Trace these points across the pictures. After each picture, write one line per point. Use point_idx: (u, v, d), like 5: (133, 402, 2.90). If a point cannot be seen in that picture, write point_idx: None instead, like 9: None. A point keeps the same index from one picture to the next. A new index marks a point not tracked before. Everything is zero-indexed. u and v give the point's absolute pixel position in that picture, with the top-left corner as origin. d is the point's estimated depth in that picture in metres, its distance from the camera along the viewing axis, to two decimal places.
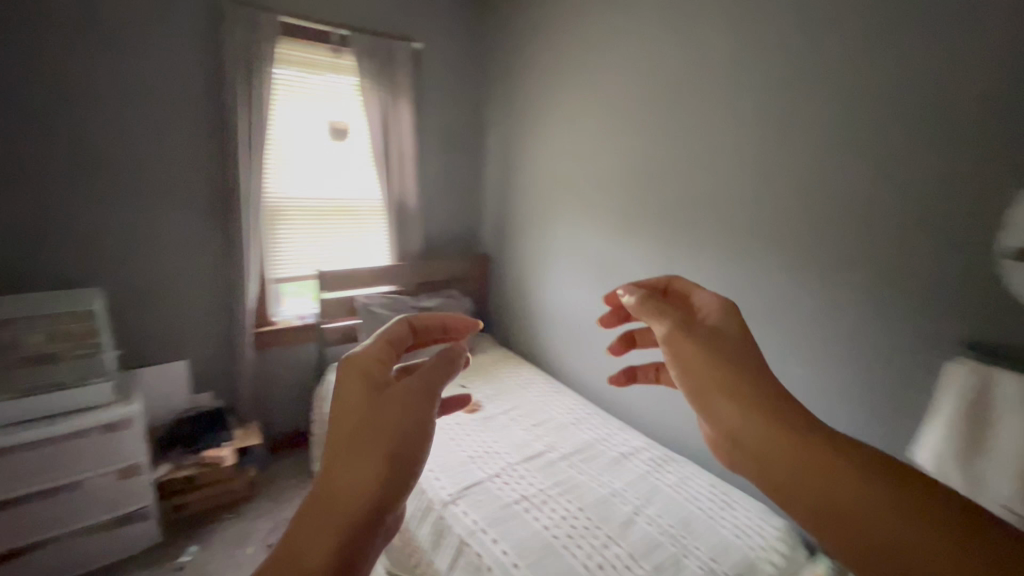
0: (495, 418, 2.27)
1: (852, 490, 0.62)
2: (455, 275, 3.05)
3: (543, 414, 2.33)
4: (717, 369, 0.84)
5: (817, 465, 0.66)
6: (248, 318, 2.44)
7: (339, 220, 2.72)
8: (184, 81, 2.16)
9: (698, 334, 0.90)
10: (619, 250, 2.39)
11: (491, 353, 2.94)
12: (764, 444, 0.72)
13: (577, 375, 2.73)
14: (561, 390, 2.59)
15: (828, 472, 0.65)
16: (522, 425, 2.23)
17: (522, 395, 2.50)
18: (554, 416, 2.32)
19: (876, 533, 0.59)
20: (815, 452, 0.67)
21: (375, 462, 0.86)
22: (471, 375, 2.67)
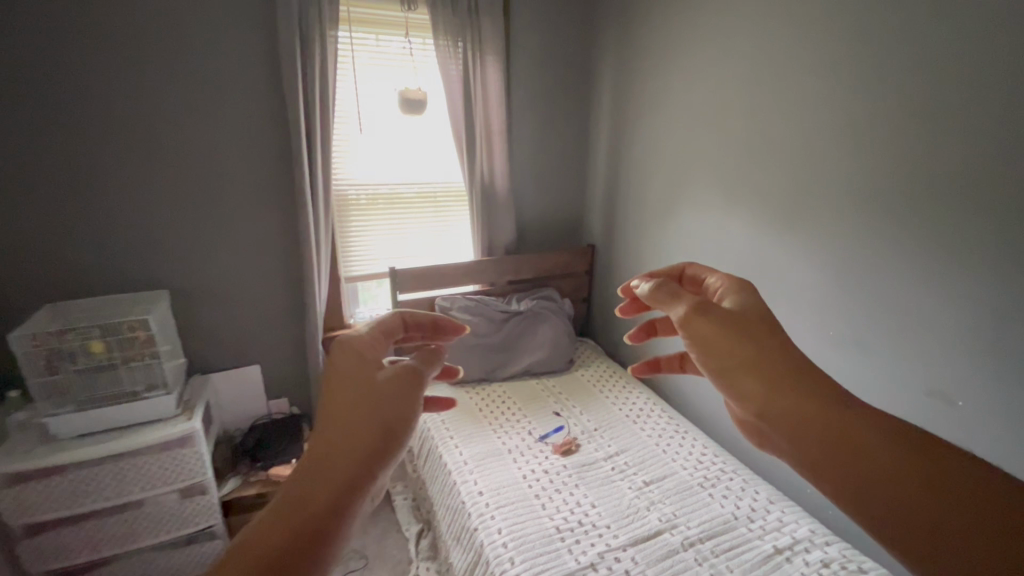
0: (597, 469, 1.75)
1: (863, 437, 0.58)
2: (553, 271, 2.53)
3: (661, 467, 1.75)
4: (740, 346, 0.72)
5: (837, 425, 0.60)
6: (319, 321, 2.18)
7: (419, 210, 2.35)
8: (240, 56, 1.90)
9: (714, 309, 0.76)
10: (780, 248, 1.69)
11: (595, 369, 2.40)
12: (791, 415, 0.63)
13: (711, 409, 2.10)
14: (687, 429, 1.97)
15: (841, 426, 0.60)
16: (626, 480, 1.70)
17: (633, 433, 1.94)
18: (676, 471, 1.73)
19: (941, 525, 0.51)
20: (831, 407, 0.62)
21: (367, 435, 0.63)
22: (569, 399, 2.17)
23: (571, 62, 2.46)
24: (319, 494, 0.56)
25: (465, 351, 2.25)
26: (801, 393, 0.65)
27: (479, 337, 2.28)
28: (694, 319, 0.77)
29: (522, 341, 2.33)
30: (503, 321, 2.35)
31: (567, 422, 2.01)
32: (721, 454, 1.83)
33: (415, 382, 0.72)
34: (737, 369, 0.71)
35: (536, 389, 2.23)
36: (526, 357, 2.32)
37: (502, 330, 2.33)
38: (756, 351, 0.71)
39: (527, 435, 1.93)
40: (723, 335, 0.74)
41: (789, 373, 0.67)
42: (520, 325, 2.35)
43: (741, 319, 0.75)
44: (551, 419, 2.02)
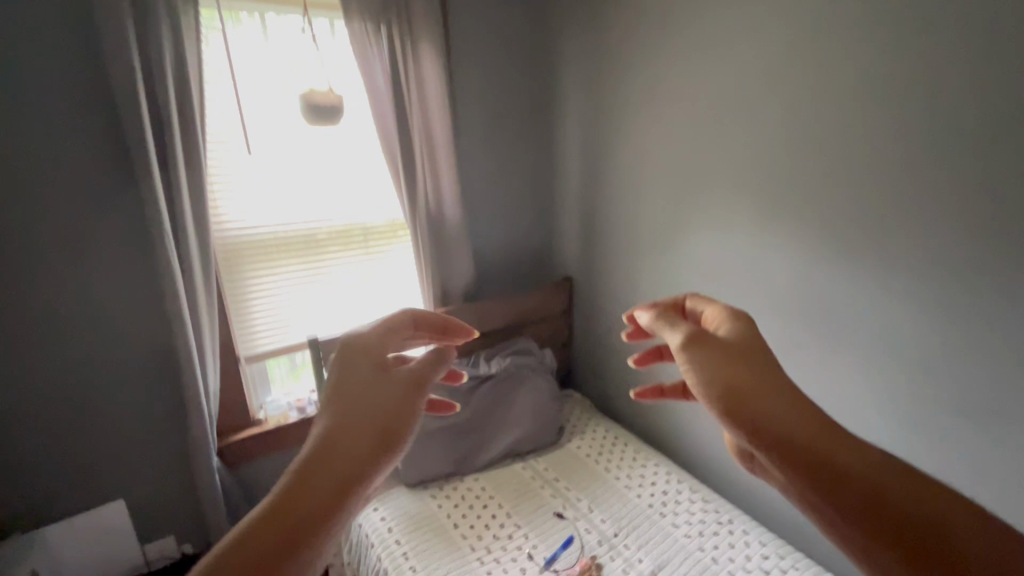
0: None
1: (866, 461, 0.52)
2: (527, 314, 2.01)
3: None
4: (743, 374, 0.62)
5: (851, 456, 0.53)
6: (211, 427, 1.51)
7: (343, 253, 1.74)
8: (35, 46, 1.23)
9: (710, 339, 0.67)
10: (846, 276, 1.26)
11: (593, 435, 1.89)
12: (810, 449, 0.54)
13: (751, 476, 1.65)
14: (730, 518, 1.51)
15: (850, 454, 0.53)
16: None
17: (665, 536, 1.45)
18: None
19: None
20: (833, 431, 0.55)
21: (361, 448, 0.60)
22: (570, 488, 1.65)
23: (527, 54, 1.96)
24: (313, 493, 0.55)
25: (423, 440, 1.67)
26: (796, 414, 0.57)
27: (439, 418, 1.71)
28: (692, 347, 0.67)
29: (495, 415, 1.79)
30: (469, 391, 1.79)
31: (576, 532, 1.48)
32: (784, 554, 1.38)
33: (417, 392, 0.68)
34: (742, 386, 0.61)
35: (524, 479, 1.69)
36: (503, 435, 1.77)
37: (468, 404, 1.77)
38: (758, 378, 0.61)
39: (528, 561, 1.39)
40: (720, 361, 0.64)
41: (788, 394, 0.59)
42: (492, 394, 1.81)
43: (740, 344, 0.66)
44: (553, 531, 1.49)
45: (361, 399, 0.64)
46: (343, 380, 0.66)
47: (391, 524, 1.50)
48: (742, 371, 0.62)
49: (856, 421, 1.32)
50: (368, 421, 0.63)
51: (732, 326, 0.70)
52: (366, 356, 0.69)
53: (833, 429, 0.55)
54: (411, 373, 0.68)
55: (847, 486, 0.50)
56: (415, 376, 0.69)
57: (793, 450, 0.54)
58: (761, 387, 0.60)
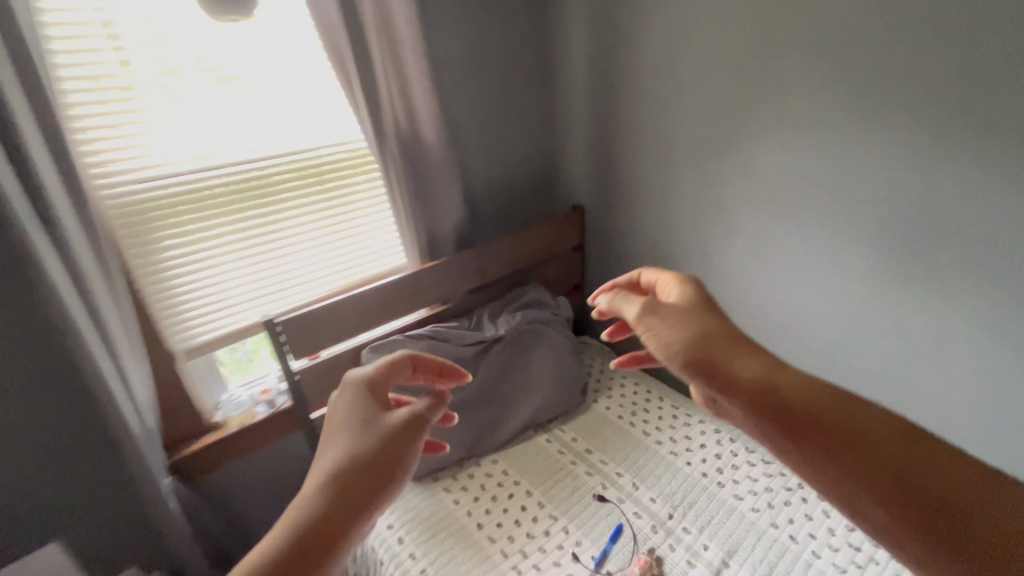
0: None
1: (821, 398, 0.55)
2: (535, 258, 1.65)
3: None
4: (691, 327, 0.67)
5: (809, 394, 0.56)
6: (153, 447, 1.16)
7: (295, 200, 1.31)
8: None
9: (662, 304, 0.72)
10: (996, 188, 0.95)
11: (622, 391, 1.62)
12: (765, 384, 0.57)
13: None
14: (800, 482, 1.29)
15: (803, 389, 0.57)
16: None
17: (730, 513, 1.23)
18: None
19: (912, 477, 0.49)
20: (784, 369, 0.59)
21: (359, 491, 0.60)
22: (607, 461, 1.39)
23: None
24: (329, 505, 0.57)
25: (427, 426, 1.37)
26: (745, 356, 0.61)
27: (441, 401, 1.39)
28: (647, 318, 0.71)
29: (508, 386, 1.49)
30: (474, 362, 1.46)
31: (624, 519, 1.24)
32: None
33: (416, 432, 0.68)
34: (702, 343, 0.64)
35: (551, 455, 1.43)
36: (519, 407, 1.48)
37: (474, 378, 1.45)
38: (714, 331, 0.65)
39: (572, 563, 1.15)
40: (680, 319, 0.68)
41: (744, 342, 0.63)
42: (502, 362, 1.49)
43: (691, 302, 0.72)
44: (598, 521, 1.24)
45: (362, 443, 0.64)
46: (339, 422, 0.68)
47: (401, 533, 1.23)
48: (699, 324, 0.67)
49: (978, 364, 1.07)
50: (374, 453, 0.64)
51: (687, 288, 0.74)
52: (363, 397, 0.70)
53: (772, 361, 0.60)
54: (411, 414, 0.69)
55: (799, 419, 0.54)
56: (417, 416, 0.70)
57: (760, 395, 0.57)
58: (719, 336, 0.65)
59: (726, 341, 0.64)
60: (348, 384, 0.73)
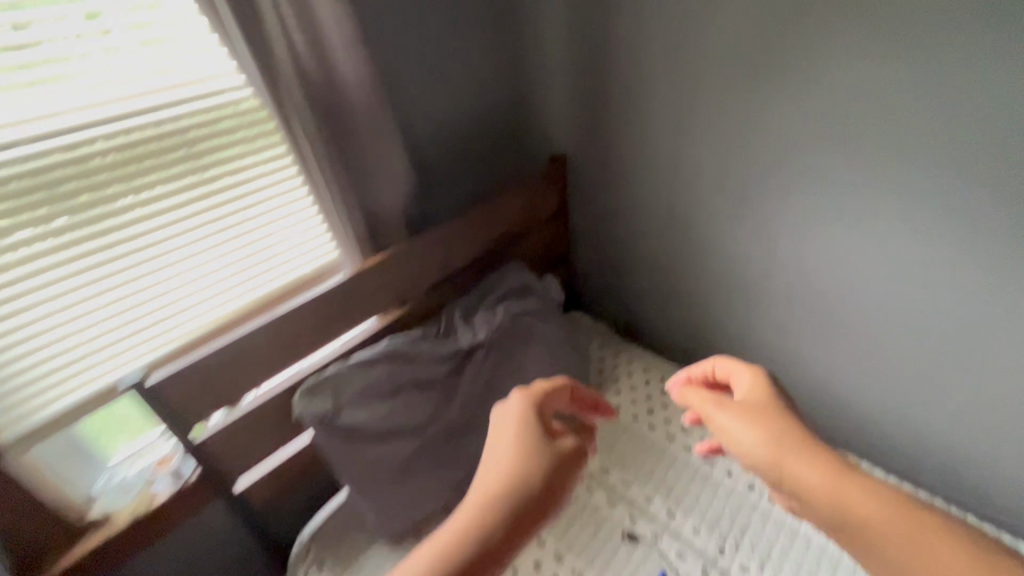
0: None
1: (880, 508, 0.50)
2: (511, 231, 1.28)
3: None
4: (755, 427, 0.61)
5: (866, 511, 0.51)
6: None
7: (158, 198, 0.86)
8: None
9: (726, 402, 0.66)
10: None
11: (630, 383, 1.34)
12: (828, 489, 0.54)
13: (858, 408, 1.19)
14: None
15: (859, 503, 0.52)
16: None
17: (790, 540, 0.99)
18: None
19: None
20: (848, 476, 0.54)
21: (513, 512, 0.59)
22: (629, 484, 1.12)
23: None
24: (475, 531, 0.57)
25: (397, 482, 1.03)
26: (808, 462, 0.56)
27: (414, 441, 1.04)
28: (714, 413, 0.66)
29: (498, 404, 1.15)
30: (450, 382, 1.10)
31: (666, 566, 0.98)
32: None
33: (574, 469, 0.65)
34: (757, 447, 0.60)
35: None
36: None
37: (453, 403, 1.10)
38: (775, 427, 0.60)
39: None
40: (744, 418, 0.63)
41: (813, 443, 0.58)
42: (485, 375, 1.15)
43: (756, 394, 0.66)
44: (633, 573, 0.98)
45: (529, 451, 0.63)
46: (498, 432, 0.68)
47: None
48: (762, 421, 0.62)
49: None
50: (522, 480, 0.61)
51: (759, 385, 0.67)
52: (519, 417, 0.68)
53: (839, 468, 0.55)
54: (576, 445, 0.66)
55: (856, 526, 0.51)
56: (577, 450, 0.66)
57: (825, 500, 0.53)
58: (786, 435, 0.59)
59: (791, 441, 0.58)
60: (505, 402, 0.71)
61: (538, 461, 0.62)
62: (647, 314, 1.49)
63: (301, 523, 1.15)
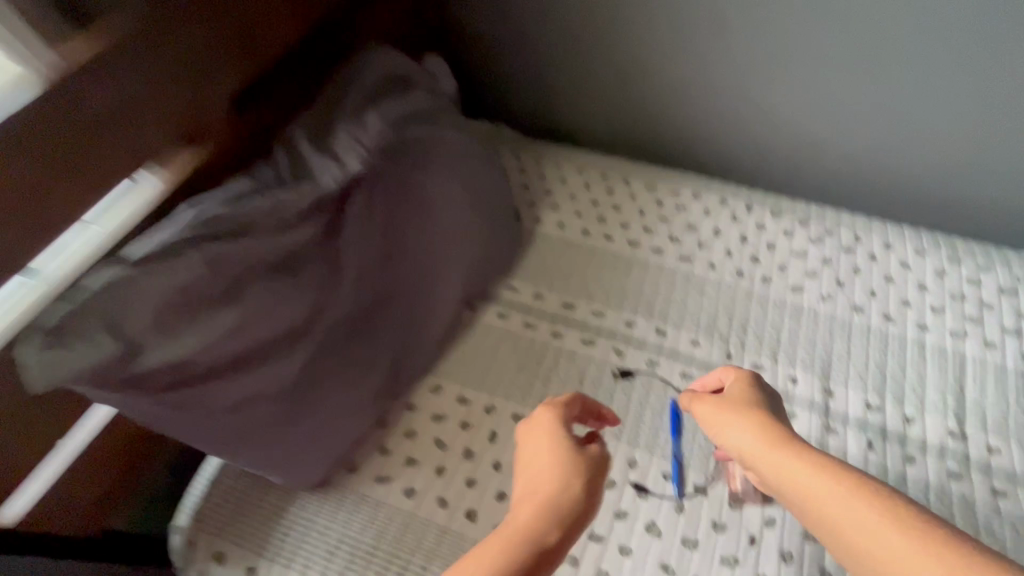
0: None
1: (837, 497, 0.40)
2: None
3: (941, 375, 0.76)
4: (744, 429, 0.47)
5: (830, 496, 0.40)
6: None
7: None
8: None
9: (709, 399, 0.52)
10: None
11: (569, 193, 1.03)
12: (788, 474, 0.43)
13: (834, 155, 0.99)
14: (855, 234, 0.91)
15: (818, 488, 0.41)
16: (940, 469, 0.69)
17: (798, 318, 0.83)
18: (969, 363, 0.76)
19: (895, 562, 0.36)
20: (822, 468, 0.42)
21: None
22: (603, 312, 0.88)
23: None
24: (498, 557, 0.37)
25: (297, 411, 0.68)
26: (789, 457, 0.43)
27: (302, 349, 0.68)
28: (699, 406, 0.52)
29: (411, 263, 0.80)
30: (329, 252, 0.71)
31: (677, 393, 0.78)
32: (958, 258, 0.86)
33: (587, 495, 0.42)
34: (738, 441, 0.47)
35: (521, 340, 0.86)
36: (443, 287, 0.82)
37: (344, 279, 0.72)
38: (758, 420, 0.47)
39: (640, 502, 0.70)
40: (728, 415, 0.49)
41: (796, 438, 0.45)
42: (381, 227, 0.77)
43: (747, 393, 0.53)
44: (641, 414, 0.77)
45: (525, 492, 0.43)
46: (523, 450, 0.48)
47: None
48: (748, 418, 0.48)
49: None
50: (564, 497, 0.42)
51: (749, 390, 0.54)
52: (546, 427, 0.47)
53: (818, 470, 0.42)
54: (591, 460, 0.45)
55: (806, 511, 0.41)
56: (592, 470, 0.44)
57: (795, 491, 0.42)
58: (772, 431, 0.46)
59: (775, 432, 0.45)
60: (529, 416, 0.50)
61: (570, 474, 0.43)
62: (568, 100, 1.11)
63: (174, 513, 0.76)
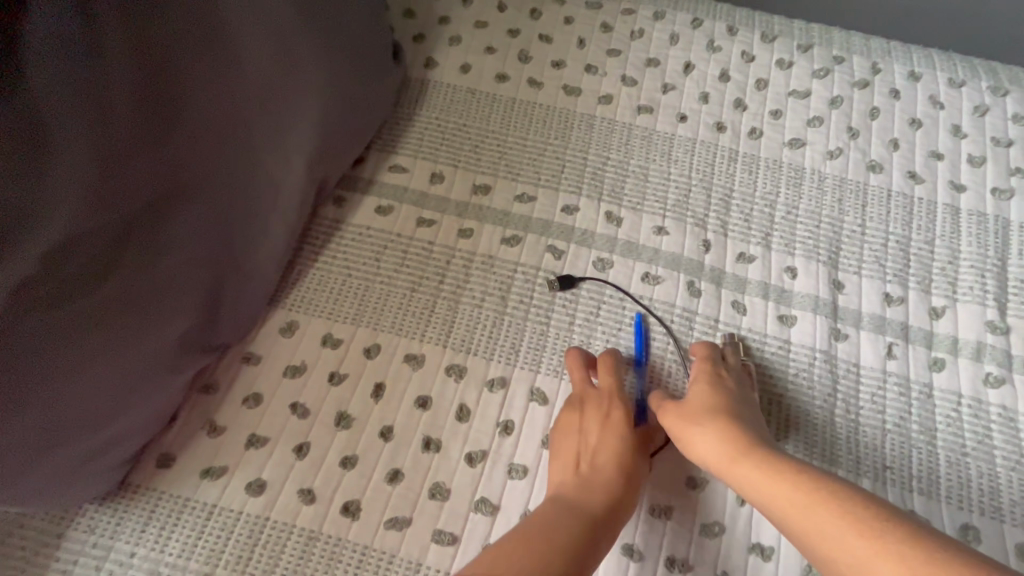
0: (887, 411, 0.52)
1: (803, 501, 0.36)
2: None
3: (980, 249, 0.57)
4: (709, 433, 0.43)
5: (787, 506, 0.36)
6: None
7: None
8: None
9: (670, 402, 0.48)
10: None
11: (473, 19, 0.69)
12: (749, 480, 0.39)
13: None
14: (871, 59, 0.65)
15: (781, 492, 0.37)
16: (975, 375, 0.53)
17: (798, 184, 0.60)
18: (1014, 230, 0.57)
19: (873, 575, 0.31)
20: (780, 476, 0.38)
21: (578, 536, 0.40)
22: (531, 194, 0.61)
23: None
24: (571, 527, 0.41)
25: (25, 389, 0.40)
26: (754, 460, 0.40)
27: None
28: (665, 408, 0.48)
29: (200, 140, 0.47)
30: (0, 114, 0.37)
31: (637, 304, 0.55)
32: (1004, 88, 0.63)
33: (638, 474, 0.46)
34: (699, 450, 0.44)
35: (412, 245, 0.58)
36: (267, 162, 0.52)
37: (49, 168, 0.39)
38: (720, 425, 0.43)
39: None
40: (693, 419, 0.45)
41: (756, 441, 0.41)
42: (124, 71, 0.43)
43: (713, 392, 0.47)
44: (589, 338, 0.54)
45: (589, 466, 0.46)
46: (579, 431, 0.48)
47: None
48: (711, 422, 0.44)
49: None
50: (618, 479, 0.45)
51: (722, 382, 0.48)
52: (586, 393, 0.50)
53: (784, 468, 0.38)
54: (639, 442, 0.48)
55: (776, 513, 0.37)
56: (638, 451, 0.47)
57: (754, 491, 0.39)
58: (733, 437, 0.42)
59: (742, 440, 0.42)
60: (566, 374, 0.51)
61: (619, 448, 0.46)
62: None
63: None
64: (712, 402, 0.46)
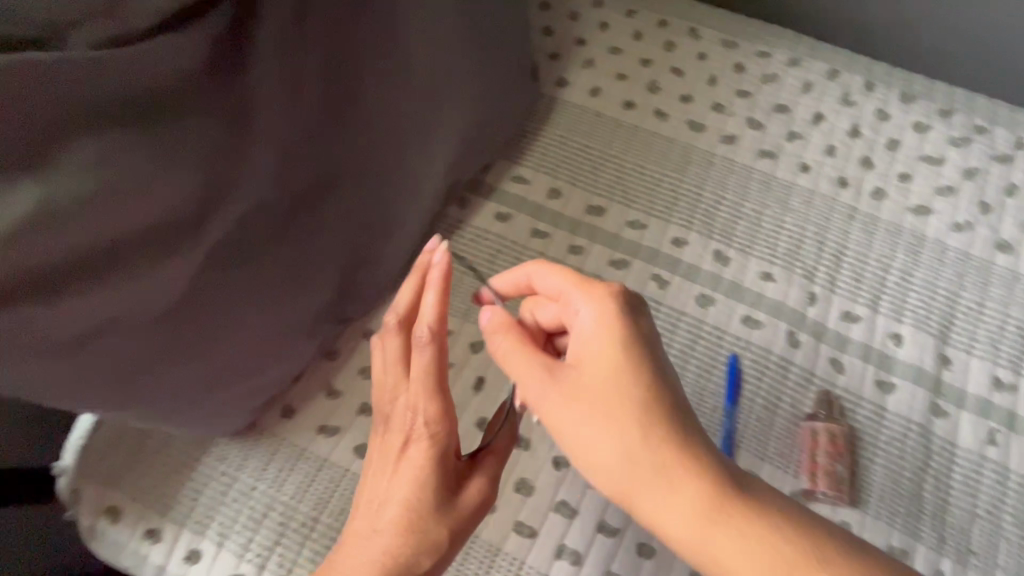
0: (978, 496, 0.51)
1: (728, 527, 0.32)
2: None
3: None
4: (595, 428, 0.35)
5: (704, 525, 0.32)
6: None
7: None
8: None
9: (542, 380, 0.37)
10: None
11: (610, 44, 0.72)
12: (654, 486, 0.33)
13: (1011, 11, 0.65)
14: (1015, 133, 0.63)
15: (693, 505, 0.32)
16: None
17: (916, 253, 0.59)
18: None
19: None
20: (690, 482, 0.33)
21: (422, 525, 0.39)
22: (644, 221, 0.63)
23: None
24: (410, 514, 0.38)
25: (212, 332, 0.47)
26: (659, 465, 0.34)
27: (181, 255, 0.43)
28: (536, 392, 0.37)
29: (364, 133, 0.53)
30: (221, 101, 0.43)
31: (733, 346, 0.57)
32: None
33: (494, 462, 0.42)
34: (580, 442, 0.35)
35: (525, 254, 0.62)
36: (416, 164, 0.57)
37: (250, 150, 0.45)
38: (609, 411, 0.35)
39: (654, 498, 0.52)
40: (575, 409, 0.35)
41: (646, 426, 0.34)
42: (316, 70, 0.48)
43: (597, 356, 0.36)
44: (681, 370, 0.56)
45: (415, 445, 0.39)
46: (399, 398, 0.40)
47: None
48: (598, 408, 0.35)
49: None
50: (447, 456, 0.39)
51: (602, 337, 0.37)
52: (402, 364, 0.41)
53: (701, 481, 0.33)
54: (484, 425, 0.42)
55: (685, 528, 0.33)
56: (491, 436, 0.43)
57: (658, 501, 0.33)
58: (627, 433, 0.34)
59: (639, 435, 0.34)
60: (376, 341, 0.42)
61: (429, 407, 0.39)
62: None
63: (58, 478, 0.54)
64: (596, 374, 0.36)
